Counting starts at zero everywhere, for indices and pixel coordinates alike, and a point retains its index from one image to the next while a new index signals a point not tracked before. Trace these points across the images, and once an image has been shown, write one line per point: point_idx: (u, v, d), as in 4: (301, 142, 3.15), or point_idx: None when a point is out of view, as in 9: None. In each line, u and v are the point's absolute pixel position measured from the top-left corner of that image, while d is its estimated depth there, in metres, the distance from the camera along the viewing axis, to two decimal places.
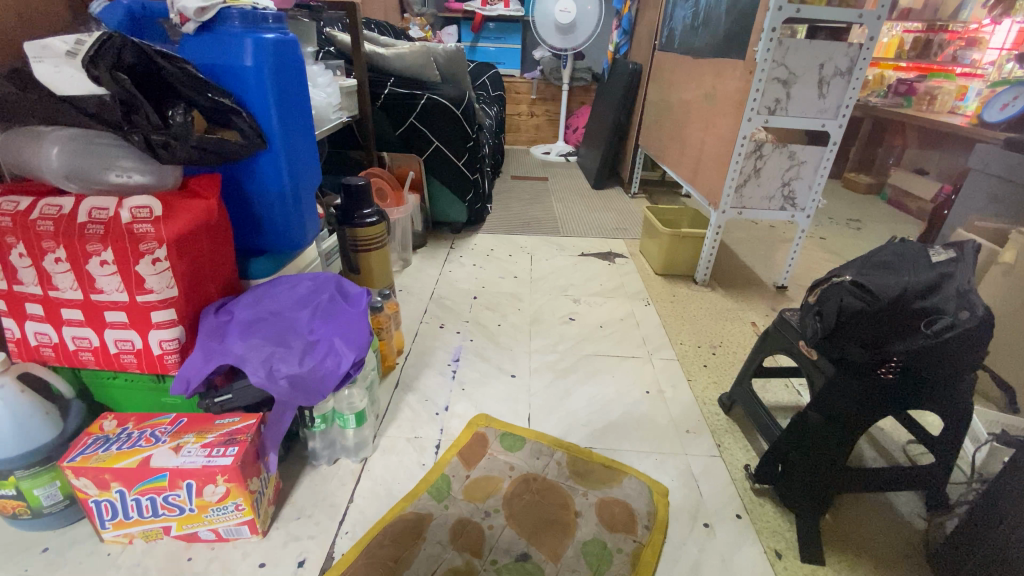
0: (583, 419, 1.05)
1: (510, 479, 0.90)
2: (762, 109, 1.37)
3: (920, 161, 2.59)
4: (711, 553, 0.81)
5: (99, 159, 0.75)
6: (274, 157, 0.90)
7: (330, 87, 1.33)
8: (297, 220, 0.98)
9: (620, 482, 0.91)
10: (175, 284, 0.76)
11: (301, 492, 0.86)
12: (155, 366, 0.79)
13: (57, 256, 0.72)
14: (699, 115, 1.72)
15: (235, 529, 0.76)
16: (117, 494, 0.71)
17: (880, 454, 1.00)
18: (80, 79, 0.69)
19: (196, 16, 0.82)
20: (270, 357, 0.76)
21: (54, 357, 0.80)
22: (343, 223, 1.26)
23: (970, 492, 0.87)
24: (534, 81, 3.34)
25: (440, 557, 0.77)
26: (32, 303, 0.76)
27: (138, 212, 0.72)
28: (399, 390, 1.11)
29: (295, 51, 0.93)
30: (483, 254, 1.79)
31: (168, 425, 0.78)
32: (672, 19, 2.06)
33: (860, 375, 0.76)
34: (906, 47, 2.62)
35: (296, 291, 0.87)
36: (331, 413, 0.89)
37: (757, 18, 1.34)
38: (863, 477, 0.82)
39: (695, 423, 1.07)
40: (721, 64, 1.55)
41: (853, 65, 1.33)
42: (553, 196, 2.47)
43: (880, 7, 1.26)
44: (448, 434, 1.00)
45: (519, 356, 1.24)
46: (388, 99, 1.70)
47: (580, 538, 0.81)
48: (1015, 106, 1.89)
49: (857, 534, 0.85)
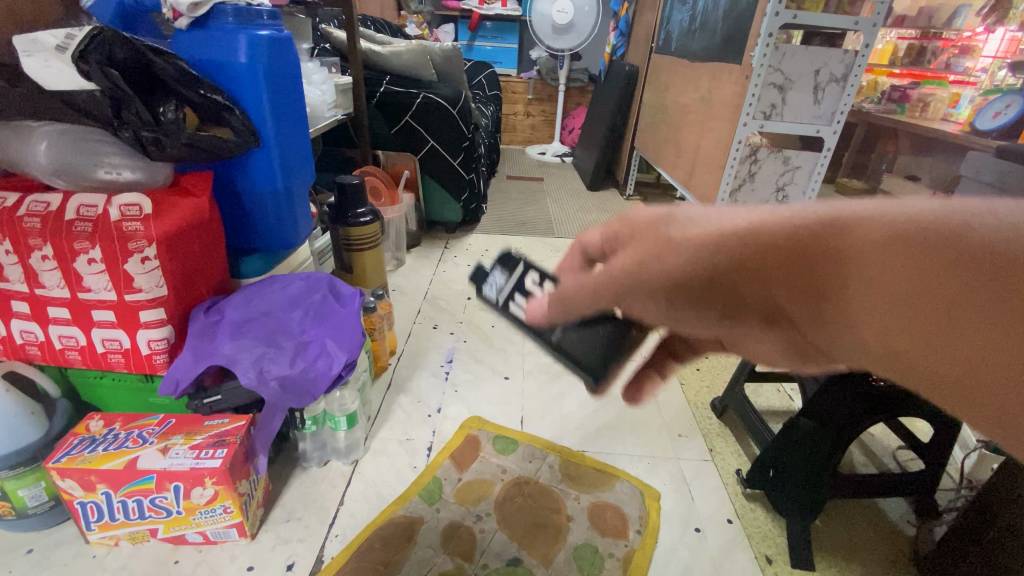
0: (577, 422, 1.05)
1: (502, 482, 0.90)
2: (757, 113, 1.38)
3: (912, 167, 2.61)
4: (701, 558, 0.80)
5: (88, 155, 0.74)
6: (268, 156, 0.89)
7: (325, 84, 1.32)
8: (290, 218, 0.97)
9: (612, 486, 0.90)
10: (164, 284, 0.74)
11: (290, 494, 0.85)
12: (144, 366, 0.78)
13: (44, 253, 0.71)
14: (694, 118, 1.73)
15: (223, 532, 0.75)
16: (103, 496, 0.70)
17: (871, 460, 1.01)
18: (69, 74, 0.67)
19: (190, 11, 0.81)
20: (260, 358, 0.75)
21: (40, 356, 0.78)
22: (337, 222, 1.25)
23: (960, 498, 0.89)
24: (531, 80, 3.35)
25: (430, 561, 0.76)
26: (18, 300, 0.75)
27: (128, 210, 0.71)
28: (391, 391, 1.10)
29: (291, 47, 0.92)
30: (477, 254, 1.79)
31: (156, 426, 0.77)
32: (670, 22, 2.06)
33: (854, 384, 0.78)
34: (900, 54, 2.64)
35: (287, 290, 0.87)
36: (322, 415, 0.88)
37: (754, 23, 1.35)
38: (854, 483, 0.84)
39: (688, 427, 1.07)
40: (717, 68, 1.56)
41: (849, 71, 1.32)
42: (549, 197, 2.47)
43: (877, 14, 1.26)
44: (440, 436, 0.99)
45: (513, 357, 1.24)
46: (384, 97, 1.69)
47: (571, 543, 0.80)
48: (1009, 114, 1.90)
49: (845, 538, 0.86)
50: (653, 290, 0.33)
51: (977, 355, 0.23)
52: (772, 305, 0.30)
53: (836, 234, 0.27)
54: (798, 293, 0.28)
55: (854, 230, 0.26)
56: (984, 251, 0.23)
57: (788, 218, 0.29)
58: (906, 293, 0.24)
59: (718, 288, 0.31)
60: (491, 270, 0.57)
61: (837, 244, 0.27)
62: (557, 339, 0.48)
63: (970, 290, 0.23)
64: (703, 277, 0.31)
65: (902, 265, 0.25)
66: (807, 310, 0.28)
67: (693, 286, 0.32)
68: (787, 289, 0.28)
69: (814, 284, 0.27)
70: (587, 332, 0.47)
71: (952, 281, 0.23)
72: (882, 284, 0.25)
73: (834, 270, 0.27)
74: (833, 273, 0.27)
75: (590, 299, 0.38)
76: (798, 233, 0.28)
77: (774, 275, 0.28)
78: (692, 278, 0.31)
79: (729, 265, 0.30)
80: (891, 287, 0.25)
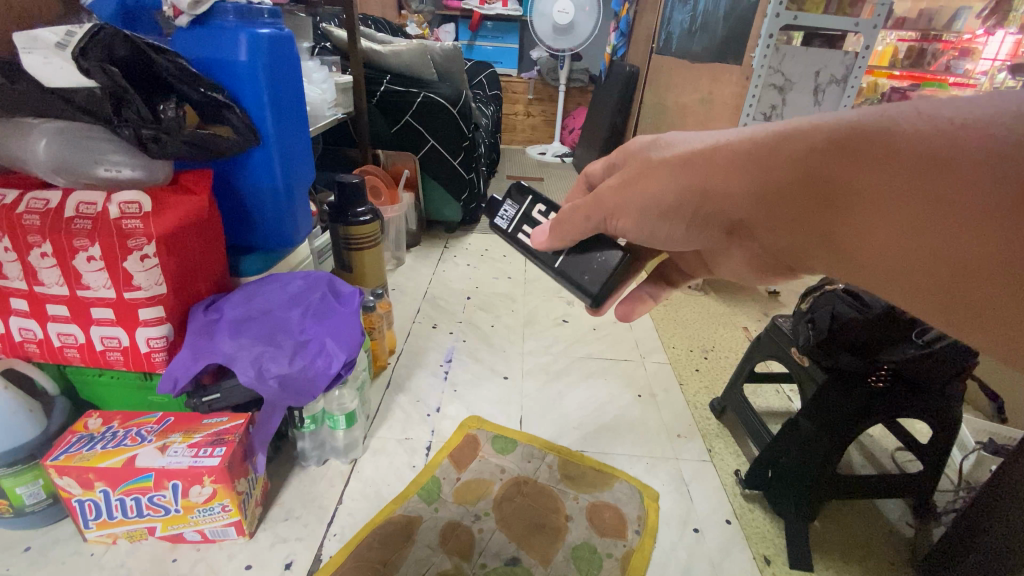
0: (575, 422, 1.05)
1: (501, 482, 0.90)
2: (758, 115, 1.38)
3: None
4: (699, 558, 0.80)
5: (87, 152, 0.73)
6: (268, 154, 0.89)
7: (325, 83, 1.32)
8: (290, 217, 0.97)
9: (611, 486, 0.90)
10: (163, 282, 0.74)
11: (289, 493, 0.85)
12: (142, 364, 0.78)
13: (44, 251, 0.71)
14: (695, 118, 1.73)
15: (221, 530, 0.75)
16: (101, 494, 0.70)
17: (870, 461, 1.01)
18: (69, 71, 0.66)
19: (190, 9, 0.81)
20: (258, 357, 0.75)
21: (39, 354, 0.78)
22: (336, 221, 1.25)
23: (958, 500, 0.90)
24: (531, 80, 3.36)
25: (428, 560, 0.76)
26: (17, 298, 0.75)
27: (127, 208, 0.71)
28: (390, 390, 1.10)
29: (292, 46, 0.92)
30: (477, 254, 1.79)
31: (155, 424, 0.77)
32: (671, 22, 2.06)
33: (854, 385, 0.77)
34: (900, 56, 2.58)
35: (287, 289, 0.87)
36: (321, 414, 0.88)
37: (755, 24, 1.35)
38: (853, 484, 0.84)
39: (686, 427, 1.07)
40: (718, 69, 1.56)
41: (849, 72, 1.31)
42: (548, 198, 2.47)
43: (878, 17, 1.26)
44: (439, 436, 0.99)
45: (513, 357, 1.24)
46: (385, 96, 1.69)
47: (570, 543, 0.80)
48: None
49: (843, 538, 0.86)
50: (645, 206, 0.46)
51: (891, 231, 0.33)
52: (734, 216, 0.42)
53: (782, 153, 0.37)
54: (753, 200, 0.39)
55: (795, 148, 0.37)
56: (876, 153, 0.33)
57: (752, 139, 0.40)
58: (831, 193, 0.35)
59: (696, 204, 0.43)
60: (503, 202, 0.70)
61: (784, 160, 0.37)
62: (559, 264, 0.63)
63: (877, 186, 0.33)
64: (685, 197, 0.44)
65: (830, 171, 0.35)
66: (760, 215, 0.40)
67: (678, 201, 0.44)
68: (746, 200, 0.40)
69: (797, 193, 0.37)
70: (582, 258, 0.62)
71: (860, 181, 0.33)
72: (814, 188, 0.36)
73: (778, 182, 0.38)
74: (780, 185, 0.38)
75: (586, 218, 0.53)
76: (780, 162, 0.38)
77: (735, 187, 0.40)
78: (676, 195, 0.44)
79: (703, 182, 0.42)
80: (819, 190, 0.36)
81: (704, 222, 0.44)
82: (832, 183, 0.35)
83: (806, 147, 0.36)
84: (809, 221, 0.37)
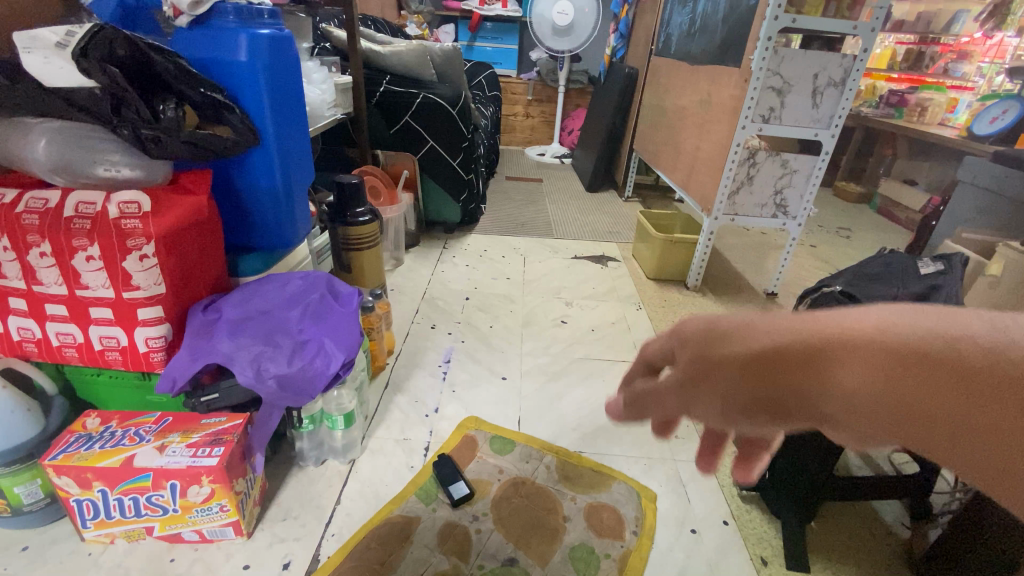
0: (573, 423, 1.05)
1: (498, 482, 0.90)
2: (756, 117, 1.38)
3: (909, 171, 2.63)
4: (697, 559, 0.80)
5: (86, 151, 0.73)
6: (268, 154, 0.89)
7: (325, 84, 1.32)
8: (289, 217, 0.97)
9: (608, 487, 0.91)
10: (162, 282, 0.74)
11: (287, 493, 0.85)
12: (141, 364, 0.78)
13: (42, 250, 0.71)
14: (693, 120, 1.74)
15: (219, 530, 0.75)
16: (99, 493, 0.70)
17: (867, 462, 1.01)
18: (70, 71, 0.67)
19: (190, 10, 0.81)
20: (257, 356, 0.75)
21: (37, 353, 0.78)
22: (336, 222, 1.25)
23: (955, 501, 0.90)
24: (530, 82, 3.37)
25: (427, 560, 0.76)
26: (16, 297, 0.75)
27: (127, 207, 0.71)
28: (389, 391, 1.10)
29: (291, 46, 0.92)
30: (476, 254, 1.79)
31: (152, 424, 0.77)
32: (670, 25, 2.07)
33: None
34: (899, 58, 2.63)
35: (286, 290, 0.87)
36: (319, 413, 0.88)
37: (753, 26, 1.35)
38: (852, 486, 0.83)
39: (684, 428, 1.07)
40: (716, 71, 1.57)
41: (847, 75, 1.33)
42: (548, 198, 2.48)
43: (875, 19, 1.26)
44: (437, 436, 0.99)
45: (511, 358, 1.24)
46: (384, 97, 1.69)
47: (567, 544, 0.80)
48: (1005, 119, 1.91)
49: (842, 542, 0.86)
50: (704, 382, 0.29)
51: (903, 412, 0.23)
52: (769, 398, 0.27)
53: (751, 342, 0.27)
54: (764, 376, 0.26)
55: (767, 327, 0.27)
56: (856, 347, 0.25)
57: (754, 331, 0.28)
58: (819, 380, 0.25)
59: (725, 383, 0.27)
60: None
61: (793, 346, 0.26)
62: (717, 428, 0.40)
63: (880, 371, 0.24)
64: (691, 399, 0.29)
65: (823, 356, 0.25)
66: (775, 396, 0.26)
67: (718, 384, 0.28)
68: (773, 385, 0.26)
69: (809, 376, 0.26)
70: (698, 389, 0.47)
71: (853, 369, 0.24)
72: (802, 366, 0.26)
73: (756, 364, 0.26)
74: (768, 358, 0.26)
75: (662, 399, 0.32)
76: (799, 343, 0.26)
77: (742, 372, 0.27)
78: (713, 376, 0.28)
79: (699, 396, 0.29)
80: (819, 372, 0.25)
81: (724, 415, 0.28)
82: (790, 360, 0.26)
83: (755, 329, 0.28)
84: (808, 408, 0.26)
